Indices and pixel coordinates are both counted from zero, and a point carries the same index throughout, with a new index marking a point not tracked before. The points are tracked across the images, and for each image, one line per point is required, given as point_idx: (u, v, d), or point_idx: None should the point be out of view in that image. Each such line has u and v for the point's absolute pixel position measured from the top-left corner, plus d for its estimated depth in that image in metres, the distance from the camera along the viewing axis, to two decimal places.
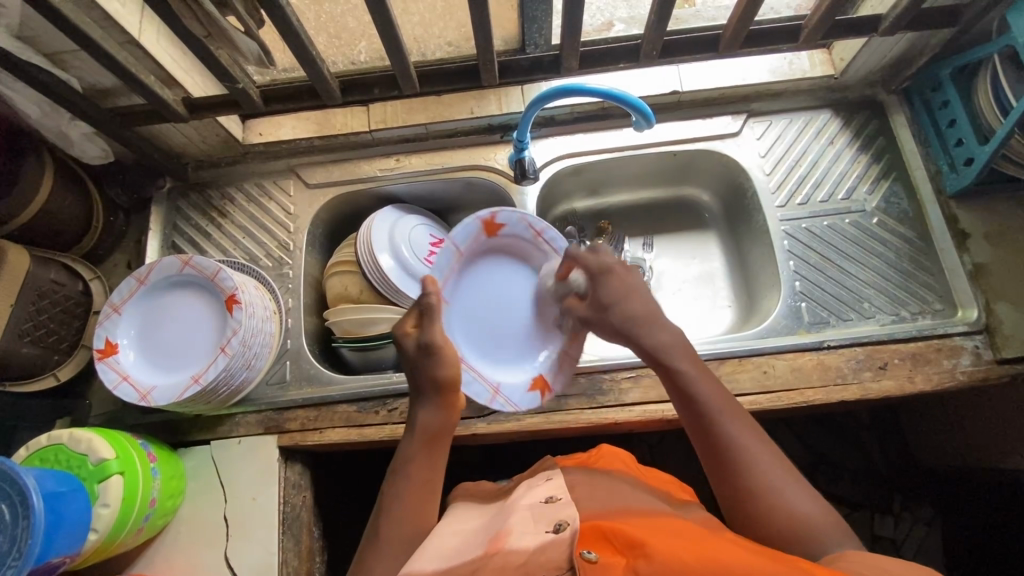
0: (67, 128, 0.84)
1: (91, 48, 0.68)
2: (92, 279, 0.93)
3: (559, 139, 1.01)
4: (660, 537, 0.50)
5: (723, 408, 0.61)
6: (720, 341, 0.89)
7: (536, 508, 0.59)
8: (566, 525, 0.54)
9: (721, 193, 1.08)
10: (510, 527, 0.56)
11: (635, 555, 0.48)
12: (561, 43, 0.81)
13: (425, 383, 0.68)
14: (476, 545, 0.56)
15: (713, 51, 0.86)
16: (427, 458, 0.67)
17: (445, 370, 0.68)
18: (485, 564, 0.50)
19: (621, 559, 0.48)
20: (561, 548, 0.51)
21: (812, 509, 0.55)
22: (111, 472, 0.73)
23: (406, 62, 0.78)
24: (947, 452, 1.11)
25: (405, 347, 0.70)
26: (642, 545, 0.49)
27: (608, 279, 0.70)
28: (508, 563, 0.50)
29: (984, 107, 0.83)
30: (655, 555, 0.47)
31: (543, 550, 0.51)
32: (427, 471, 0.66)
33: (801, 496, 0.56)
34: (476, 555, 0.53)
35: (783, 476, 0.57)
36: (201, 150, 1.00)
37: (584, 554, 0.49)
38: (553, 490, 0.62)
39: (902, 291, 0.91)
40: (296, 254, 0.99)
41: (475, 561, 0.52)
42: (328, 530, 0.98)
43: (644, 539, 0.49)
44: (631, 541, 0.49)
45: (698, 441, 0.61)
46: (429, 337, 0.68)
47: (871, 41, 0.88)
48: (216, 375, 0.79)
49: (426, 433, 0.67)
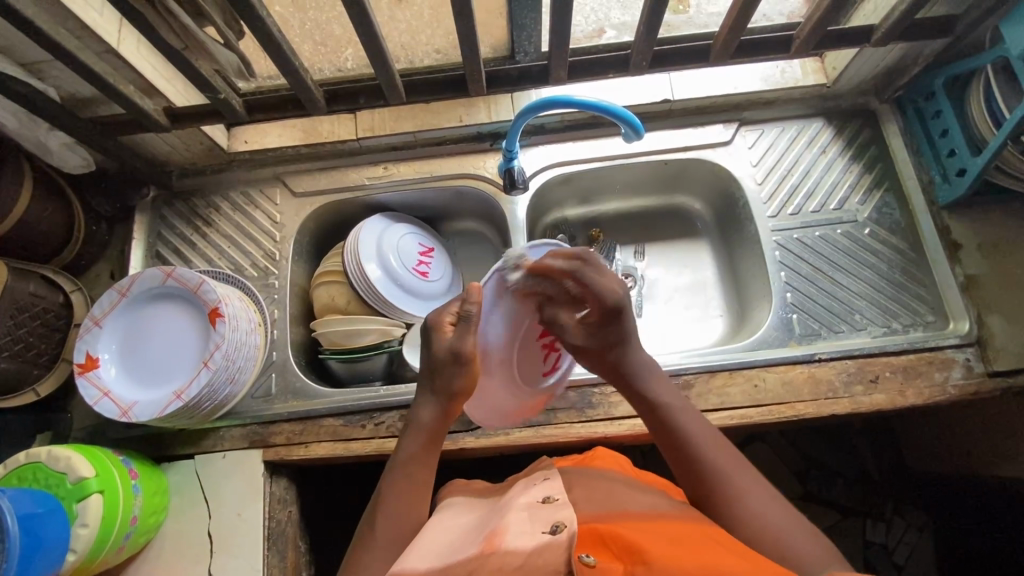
0: (46, 139, 0.82)
1: (69, 60, 0.67)
2: (73, 290, 0.91)
3: (552, 147, 1.00)
4: (658, 545, 0.48)
5: (689, 417, 0.64)
6: (711, 354, 0.88)
7: (533, 508, 0.56)
8: (563, 527, 0.50)
9: (712, 202, 1.07)
10: (506, 525, 0.53)
11: (633, 561, 0.47)
12: (550, 53, 0.80)
13: (441, 391, 0.67)
14: (469, 545, 0.54)
15: (705, 61, 0.84)
16: (426, 460, 0.67)
17: (464, 381, 0.67)
18: (481, 567, 0.48)
19: (618, 564, 0.48)
20: (559, 550, 0.49)
21: (798, 538, 0.54)
22: (90, 491, 0.71)
23: (391, 72, 0.77)
24: (940, 458, 1.11)
25: (437, 343, 0.66)
26: (641, 552, 0.48)
27: (619, 319, 0.67)
28: (504, 565, 0.48)
29: (976, 117, 0.82)
30: (654, 561, 0.46)
31: (540, 554, 0.49)
32: (428, 474, 0.66)
33: (786, 526, 0.55)
34: (471, 554, 0.51)
35: (768, 506, 0.57)
36: (185, 158, 0.99)
37: (583, 558, 0.48)
38: (551, 490, 0.59)
39: (894, 303, 0.90)
40: (283, 264, 0.97)
41: (471, 562, 0.50)
42: (313, 544, 0.96)
43: (644, 545, 0.48)
44: (629, 546, 0.49)
45: (665, 447, 0.64)
46: (456, 345, 0.65)
47: (863, 51, 0.88)
48: (199, 391, 0.78)
49: (425, 431, 0.67)
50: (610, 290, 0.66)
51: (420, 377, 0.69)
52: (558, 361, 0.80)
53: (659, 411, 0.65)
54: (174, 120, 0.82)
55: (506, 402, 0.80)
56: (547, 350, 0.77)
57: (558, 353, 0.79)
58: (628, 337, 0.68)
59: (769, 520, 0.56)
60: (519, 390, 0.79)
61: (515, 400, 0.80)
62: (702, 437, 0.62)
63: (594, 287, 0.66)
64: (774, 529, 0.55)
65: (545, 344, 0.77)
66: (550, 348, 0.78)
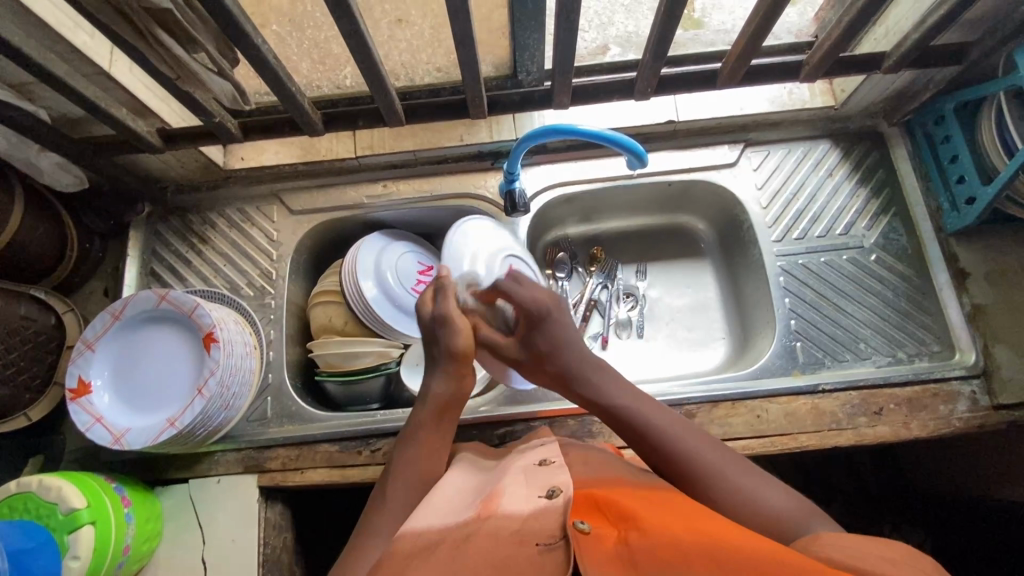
0: (37, 159, 0.80)
1: (60, 86, 0.65)
2: (66, 312, 0.90)
3: (552, 167, 0.98)
4: (655, 513, 0.47)
5: (645, 408, 0.65)
6: (712, 383, 0.87)
7: (529, 473, 0.57)
8: (559, 492, 0.51)
9: (716, 222, 1.06)
10: (501, 492, 0.54)
11: (627, 527, 0.45)
12: (555, 78, 0.78)
13: (442, 352, 0.71)
14: (464, 509, 0.54)
15: (711, 86, 0.83)
16: (438, 430, 0.68)
17: (454, 340, 0.70)
18: (480, 528, 0.48)
19: (613, 531, 0.45)
20: (556, 514, 0.47)
21: (778, 499, 0.56)
22: (82, 522, 0.70)
23: (391, 96, 0.75)
24: (939, 478, 1.10)
25: (420, 314, 0.73)
26: (636, 519, 0.46)
27: (545, 325, 0.71)
28: (501, 527, 0.48)
29: (988, 146, 0.80)
30: (649, 529, 0.44)
31: (537, 517, 0.48)
32: (436, 444, 0.67)
33: (762, 488, 0.57)
34: (468, 517, 0.51)
35: (743, 476, 0.58)
36: (180, 175, 0.97)
37: (577, 525, 0.45)
38: (548, 454, 0.61)
39: (899, 332, 0.89)
40: (279, 283, 0.96)
41: (468, 525, 0.49)
42: (307, 567, 0.96)
43: (636, 512, 0.46)
44: (624, 513, 0.47)
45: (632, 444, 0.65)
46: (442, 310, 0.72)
47: (871, 78, 0.86)
48: (193, 419, 0.77)
49: (435, 400, 0.69)
50: (527, 298, 0.72)
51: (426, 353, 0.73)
52: None
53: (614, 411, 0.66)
54: (167, 141, 0.81)
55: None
56: None
57: None
58: (562, 343, 0.70)
59: (744, 487, 0.57)
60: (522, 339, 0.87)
61: None
62: (665, 423, 0.63)
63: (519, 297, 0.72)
64: (750, 492, 0.57)
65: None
66: None
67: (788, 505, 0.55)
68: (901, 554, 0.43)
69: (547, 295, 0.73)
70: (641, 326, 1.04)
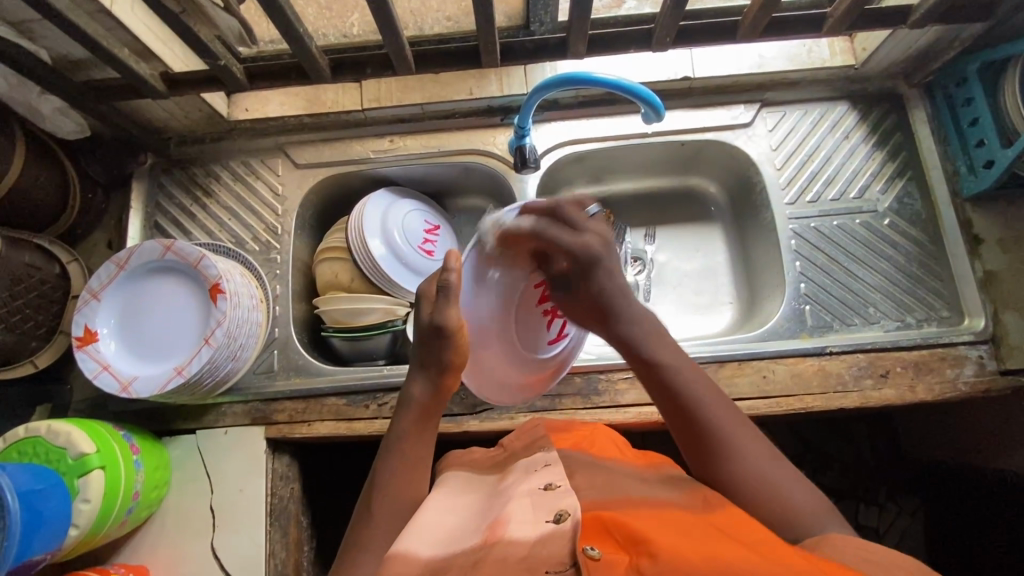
0: (38, 102, 0.79)
1: (59, 20, 0.63)
2: (70, 261, 0.89)
3: (564, 124, 0.96)
4: (665, 533, 0.45)
5: (689, 372, 0.62)
6: (720, 343, 0.87)
7: (534, 496, 0.52)
8: (567, 516, 0.48)
9: (728, 184, 1.04)
10: (508, 514, 0.51)
11: (639, 552, 0.44)
12: (570, 25, 0.75)
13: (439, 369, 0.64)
14: (470, 535, 0.51)
15: (731, 38, 0.80)
16: (421, 435, 0.64)
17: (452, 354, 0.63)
18: (486, 557, 0.46)
19: (624, 557, 0.44)
20: (563, 540, 0.45)
21: (809, 492, 0.54)
22: (91, 467, 0.71)
23: (400, 41, 0.73)
24: (937, 447, 1.11)
25: (421, 314, 0.65)
26: (646, 541, 0.44)
27: (595, 270, 0.68)
28: (507, 556, 0.45)
29: (1010, 106, 0.78)
30: (659, 552, 0.43)
31: (544, 543, 0.46)
32: (421, 452, 0.63)
33: (791, 485, 0.54)
34: (474, 545, 0.49)
35: (771, 470, 0.55)
36: (184, 125, 0.95)
37: (587, 551, 0.44)
38: (552, 477, 0.56)
39: (910, 297, 0.89)
40: (285, 238, 0.95)
41: (474, 555, 0.47)
42: (313, 519, 0.97)
43: (649, 534, 0.45)
44: (634, 535, 0.46)
45: (656, 399, 0.63)
46: (440, 318, 0.62)
47: (894, 34, 0.84)
48: (201, 367, 0.77)
49: (417, 408, 0.64)
50: (580, 244, 0.68)
51: (411, 353, 0.66)
52: (565, 330, 0.81)
53: (653, 362, 0.63)
54: (171, 86, 0.78)
55: (504, 372, 0.79)
56: (549, 316, 0.80)
57: (562, 321, 0.81)
58: (614, 290, 0.67)
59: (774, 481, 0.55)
60: (520, 358, 0.79)
61: (541, 374, 0.81)
62: (705, 395, 0.60)
63: (564, 243, 0.68)
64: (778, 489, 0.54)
65: (546, 310, 0.79)
66: (553, 315, 0.80)
67: (817, 503, 0.53)
68: (905, 551, 0.44)
69: (597, 238, 0.69)
70: (648, 290, 1.04)
